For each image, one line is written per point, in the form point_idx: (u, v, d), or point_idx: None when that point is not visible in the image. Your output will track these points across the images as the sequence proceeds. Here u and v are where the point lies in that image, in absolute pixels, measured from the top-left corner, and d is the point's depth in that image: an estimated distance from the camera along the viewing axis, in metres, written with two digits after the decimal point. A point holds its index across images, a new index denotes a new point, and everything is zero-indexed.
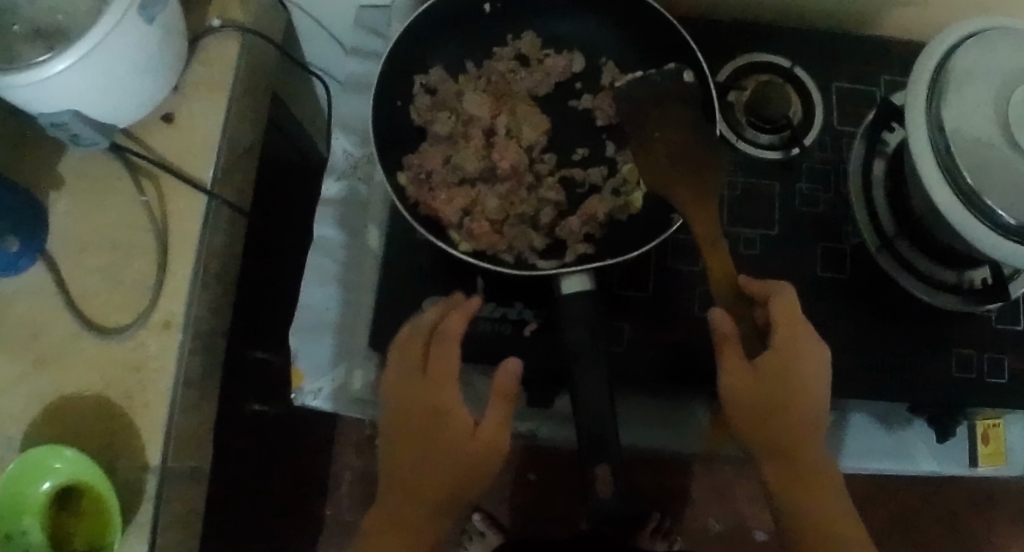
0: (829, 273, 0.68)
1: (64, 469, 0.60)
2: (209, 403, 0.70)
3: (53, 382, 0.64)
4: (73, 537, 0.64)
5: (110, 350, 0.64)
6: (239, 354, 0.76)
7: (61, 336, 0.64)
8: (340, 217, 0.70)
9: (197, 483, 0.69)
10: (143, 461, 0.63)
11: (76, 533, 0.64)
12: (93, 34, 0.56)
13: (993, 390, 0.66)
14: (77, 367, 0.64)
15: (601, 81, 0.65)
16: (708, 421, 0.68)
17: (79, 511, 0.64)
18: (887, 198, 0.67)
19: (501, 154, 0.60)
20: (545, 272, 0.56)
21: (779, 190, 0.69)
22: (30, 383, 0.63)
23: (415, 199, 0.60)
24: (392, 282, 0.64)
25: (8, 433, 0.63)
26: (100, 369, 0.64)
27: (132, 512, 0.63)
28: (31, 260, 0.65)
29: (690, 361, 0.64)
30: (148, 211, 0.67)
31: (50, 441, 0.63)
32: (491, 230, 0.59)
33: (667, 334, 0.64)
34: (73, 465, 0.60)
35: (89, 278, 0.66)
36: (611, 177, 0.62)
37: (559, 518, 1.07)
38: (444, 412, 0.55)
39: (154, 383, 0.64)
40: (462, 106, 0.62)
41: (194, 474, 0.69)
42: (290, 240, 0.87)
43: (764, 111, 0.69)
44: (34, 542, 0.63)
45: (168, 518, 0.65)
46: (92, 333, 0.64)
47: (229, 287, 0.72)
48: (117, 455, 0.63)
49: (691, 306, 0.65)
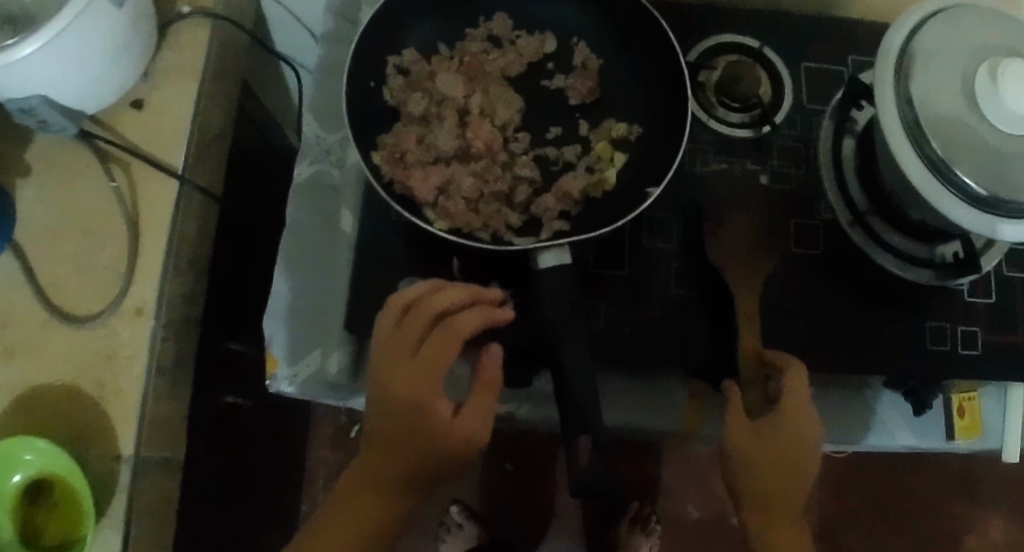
0: (805, 250, 0.68)
1: (34, 460, 0.59)
2: (183, 392, 0.69)
3: (21, 372, 0.62)
4: (44, 531, 0.63)
5: (80, 339, 0.63)
6: (212, 344, 0.76)
7: (30, 325, 0.63)
8: (314, 201, 0.69)
9: (171, 475, 0.68)
10: (115, 451, 0.62)
11: (47, 527, 0.63)
12: (59, 19, 0.55)
13: (967, 362, 0.67)
14: (46, 355, 0.63)
15: (572, 62, 0.64)
16: (687, 399, 0.68)
17: (50, 505, 0.63)
18: (858, 175, 0.67)
19: (475, 133, 0.60)
20: (520, 248, 0.56)
21: (754, 167, 0.69)
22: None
23: (389, 177, 0.59)
24: (368, 265, 0.64)
25: None
26: (71, 358, 0.63)
27: (105, 504, 0.62)
28: None
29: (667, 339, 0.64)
30: (118, 197, 0.66)
31: (19, 432, 0.61)
32: (466, 209, 0.59)
33: (644, 311, 0.64)
34: (43, 455, 0.59)
35: (58, 266, 0.65)
36: (585, 155, 0.62)
37: (540, 509, 1.07)
38: (428, 402, 0.54)
39: (126, 371, 0.63)
40: (435, 87, 0.62)
41: (169, 465, 0.68)
42: (265, 231, 0.86)
43: (735, 90, 0.69)
44: (4, 536, 0.61)
45: (143, 509, 0.64)
46: (62, 321, 0.63)
47: (202, 275, 0.72)
48: (89, 445, 0.62)
49: (668, 284, 0.65)
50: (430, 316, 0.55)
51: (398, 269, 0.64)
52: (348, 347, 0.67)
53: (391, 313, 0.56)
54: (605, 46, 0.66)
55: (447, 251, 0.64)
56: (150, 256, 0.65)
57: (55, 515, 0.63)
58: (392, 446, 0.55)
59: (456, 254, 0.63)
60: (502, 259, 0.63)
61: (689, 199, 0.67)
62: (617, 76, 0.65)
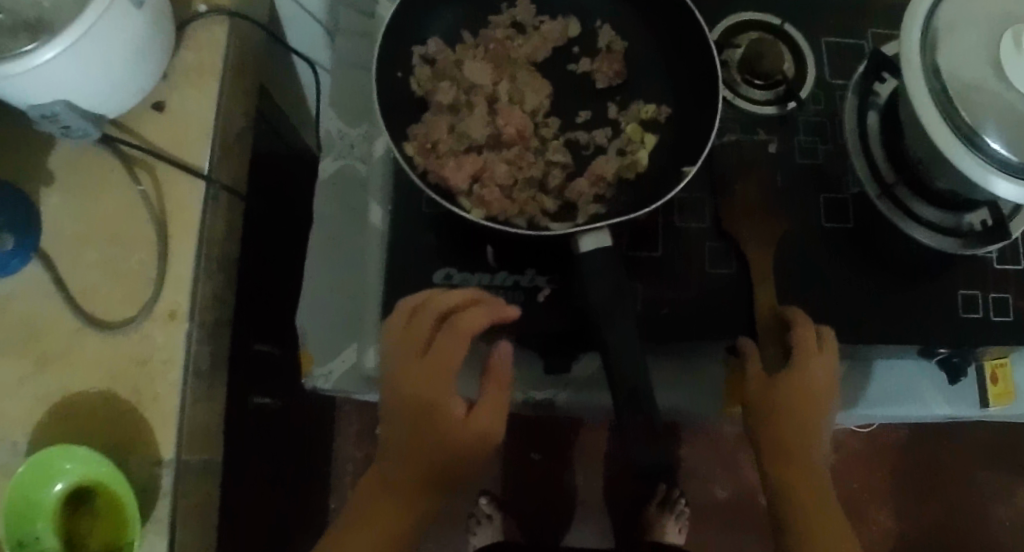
0: (834, 224, 0.68)
1: (75, 469, 0.58)
2: (218, 394, 0.69)
3: (56, 381, 0.62)
4: (87, 539, 0.62)
5: (114, 345, 0.63)
6: (241, 343, 0.76)
7: (62, 334, 0.63)
8: (340, 197, 0.69)
9: (210, 477, 0.68)
10: (156, 456, 0.61)
11: (90, 535, 0.62)
12: (83, 20, 0.54)
13: (1000, 328, 0.67)
14: (81, 363, 0.62)
15: (597, 45, 0.64)
16: (727, 376, 0.68)
17: (93, 513, 0.62)
18: (884, 147, 0.67)
19: (506, 119, 0.60)
20: (561, 232, 0.55)
21: (780, 144, 0.69)
22: (34, 384, 0.62)
23: (423, 167, 0.59)
24: (401, 256, 0.64)
25: (13, 437, 0.61)
26: (106, 365, 0.62)
27: (148, 508, 0.61)
28: (25, 260, 0.63)
29: (705, 317, 0.64)
30: (144, 200, 0.65)
31: (58, 442, 0.61)
32: (501, 197, 0.58)
33: (681, 291, 0.64)
34: (84, 464, 0.58)
35: (87, 273, 0.64)
36: (615, 137, 0.62)
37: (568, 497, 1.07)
38: (443, 400, 0.54)
39: (163, 375, 0.63)
40: (463, 74, 0.62)
41: (207, 467, 0.67)
42: (287, 230, 0.86)
43: (758, 67, 0.68)
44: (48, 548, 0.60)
45: (186, 512, 0.63)
46: (94, 328, 0.63)
47: (231, 276, 0.71)
48: (129, 452, 0.61)
49: (703, 263, 0.65)
50: (435, 316, 0.55)
51: (432, 260, 0.63)
52: (382, 341, 0.66)
53: (400, 314, 0.56)
54: (628, 28, 0.66)
55: (480, 240, 0.63)
56: (181, 257, 0.65)
57: (98, 524, 0.62)
58: (419, 445, 0.55)
59: (489, 243, 0.63)
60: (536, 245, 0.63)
61: (717, 177, 0.67)
62: (642, 58, 0.65)
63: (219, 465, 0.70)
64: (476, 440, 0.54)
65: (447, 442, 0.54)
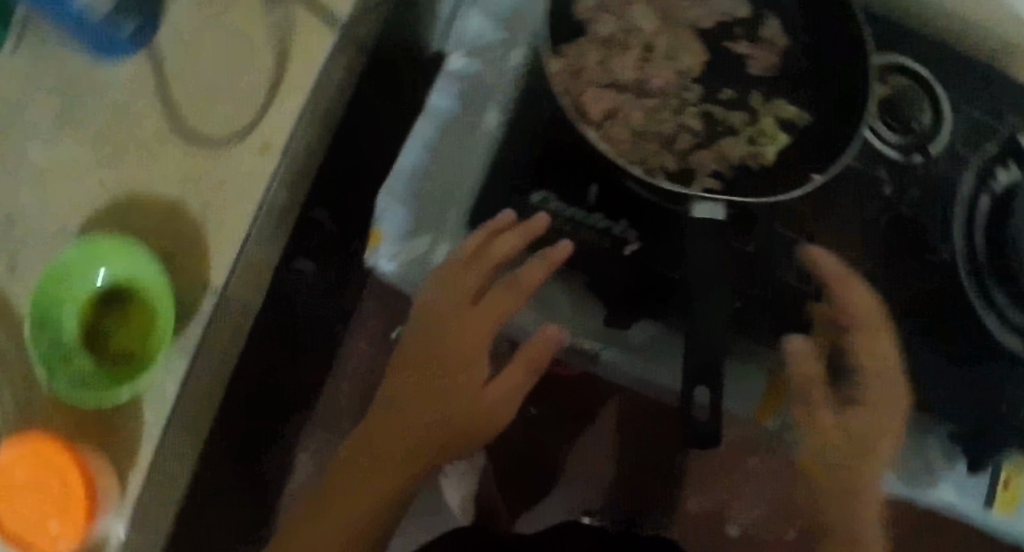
0: (926, 286, 0.67)
1: (123, 264, 0.59)
2: (275, 240, 0.69)
3: (128, 176, 0.61)
4: (111, 336, 0.63)
5: (197, 158, 0.61)
6: (299, 208, 0.83)
7: (148, 133, 0.62)
8: (458, 93, 0.68)
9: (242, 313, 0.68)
10: (205, 279, 0.61)
11: (115, 334, 0.63)
12: None
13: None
14: (159, 167, 0.61)
15: (762, 32, 0.63)
16: (768, 388, 0.70)
17: (122, 315, 0.63)
18: (986, 231, 0.66)
19: (658, 72, 0.62)
20: (678, 192, 0.57)
21: (892, 189, 0.67)
22: (108, 170, 0.61)
23: (562, 86, 0.60)
24: (498, 176, 0.66)
25: (66, 219, 0.61)
26: (183, 176, 0.61)
27: (184, 323, 0.61)
28: (138, 47, 0.61)
29: (769, 319, 0.67)
30: (276, 27, 0.62)
31: (111, 234, 0.62)
32: (629, 139, 0.60)
33: (758, 293, 0.66)
34: (138, 272, 0.59)
35: (194, 80, 0.62)
36: (750, 124, 0.62)
37: None
38: (460, 369, 0.63)
39: (233, 204, 0.61)
40: (627, 14, 0.63)
41: (242, 305, 0.68)
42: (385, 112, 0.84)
43: (898, 110, 0.67)
44: (67, 330, 0.62)
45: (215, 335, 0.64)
46: (183, 139, 0.62)
47: (324, 133, 0.70)
48: (178, 265, 0.61)
49: (789, 274, 0.66)
50: (479, 273, 0.63)
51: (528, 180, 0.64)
52: (457, 239, 0.67)
53: (455, 266, 0.64)
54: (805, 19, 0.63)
55: (587, 177, 0.63)
56: (279, 103, 0.62)
57: (125, 328, 0.63)
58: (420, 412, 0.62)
59: (596, 182, 0.63)
60: (640, 201, 0.62)
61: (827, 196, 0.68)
62: (803, 57, 0.63)
63: (253, 308, 0.70)
64: (478, 422, 0.62)
65: (452, 386, 0.63)
